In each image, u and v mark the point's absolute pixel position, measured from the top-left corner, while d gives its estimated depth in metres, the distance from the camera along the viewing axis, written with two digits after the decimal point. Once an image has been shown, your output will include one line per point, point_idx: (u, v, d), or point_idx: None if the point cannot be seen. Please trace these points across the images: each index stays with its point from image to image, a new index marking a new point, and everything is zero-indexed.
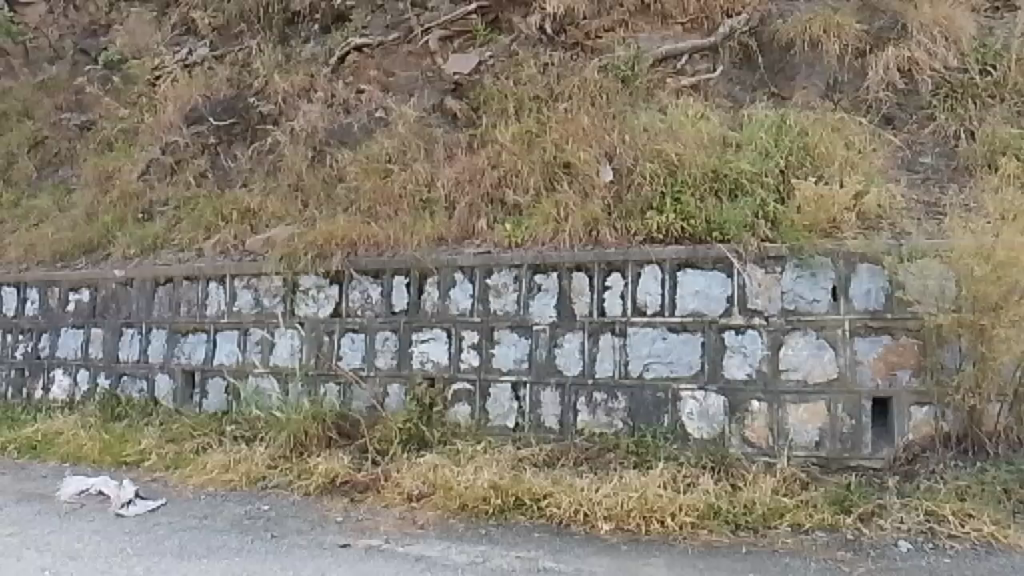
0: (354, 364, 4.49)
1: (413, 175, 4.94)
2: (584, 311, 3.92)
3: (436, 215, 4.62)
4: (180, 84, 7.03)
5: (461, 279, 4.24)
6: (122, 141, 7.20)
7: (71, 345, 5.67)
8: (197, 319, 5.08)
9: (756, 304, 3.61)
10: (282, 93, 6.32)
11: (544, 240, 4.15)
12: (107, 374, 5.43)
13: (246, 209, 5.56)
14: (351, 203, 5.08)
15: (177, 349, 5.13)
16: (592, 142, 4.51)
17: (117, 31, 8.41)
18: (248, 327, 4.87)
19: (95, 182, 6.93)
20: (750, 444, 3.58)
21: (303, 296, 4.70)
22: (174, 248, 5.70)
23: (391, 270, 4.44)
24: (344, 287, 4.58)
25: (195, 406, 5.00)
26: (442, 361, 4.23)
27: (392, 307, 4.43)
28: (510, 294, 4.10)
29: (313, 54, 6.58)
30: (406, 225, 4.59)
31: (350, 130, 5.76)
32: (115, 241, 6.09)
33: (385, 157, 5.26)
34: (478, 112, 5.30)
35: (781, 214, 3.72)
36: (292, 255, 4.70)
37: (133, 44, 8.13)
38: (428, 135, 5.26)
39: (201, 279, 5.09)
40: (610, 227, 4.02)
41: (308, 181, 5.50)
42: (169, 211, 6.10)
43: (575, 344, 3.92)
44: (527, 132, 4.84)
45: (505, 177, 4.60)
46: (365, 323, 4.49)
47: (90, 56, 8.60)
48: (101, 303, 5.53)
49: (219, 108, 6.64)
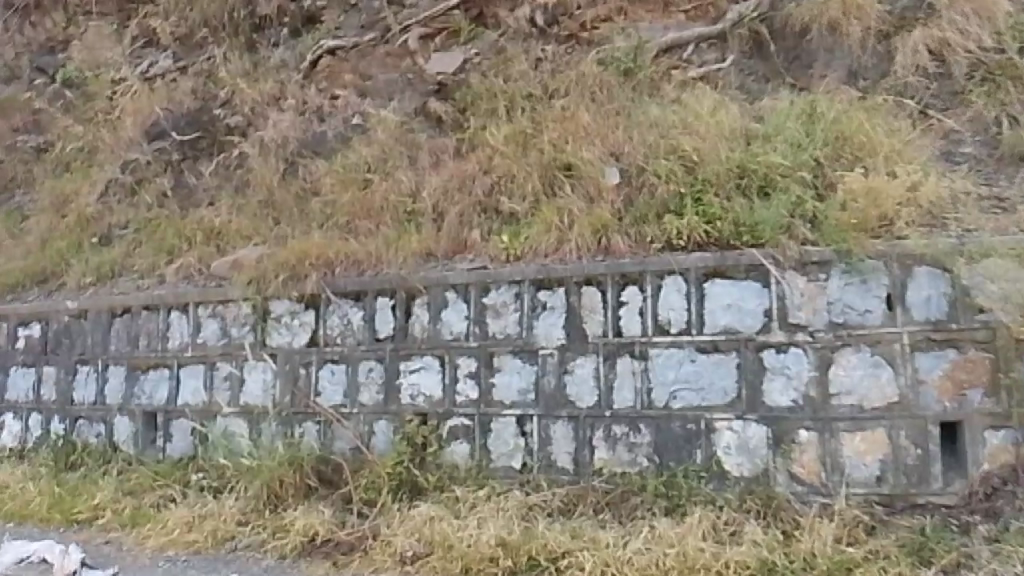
0: (334, 400, 3.94)
1: (397, 185, 4.44)
2: (597, 331, 3.40)
3: (422, 228, 4.10)
4: (141, 98, 6.52)
5: (454, 298, 3.72)
6: (79, 160, 6.66)
7: (21, 386, 5.06)
8: (158, 354, 4.52)
9: (798, 317, 3.11)
10: (251, 103, 5.84)
11: (546, 251, 3.64)
12: (61, 419, 4.83)
13: (213, 229, 5.02)
14: (327, 218, 4.57)
15: (137, 388, 4.57)
16: (596, 142, 4.02)
17: (76, 45, 7.89)
18: (215, 361, 4.32)
19: (50, 207, 6.38)
20: (799, 481, 3.06)
21: (275, 324, 4.16)
22: (134, 275, 5.15)
23: (373, 292, 3.92)
24: (321, 312, 4.05)
25: (158, 452, 4.43)
26: (435, 394, 3.70)
27: (375, 334, 3.90)
28: (510, 315, 3.58)
29: (283, 59, 6.08)
30: (388, 239, 4.07)
31: (325, 139, 5.24)
32: (69, 269, 5.52)
33: (363, 167, 4.74)
34: (464, 114, 4.80)
35: (821, 212, 3.22)
36: (262, 278, 4.18)
37: (91, 59, 7.58)
38: (411, 141, 4.76)
39: (162, 308, 4.54)
40: (622, 233, 3.51)
41: (279, 196, 4.97)
42: (130, 235, 5.55)
43: (588, 369, 3.40)
44: (520, 134, 4.34)
45: (499, 183, 4.10)
46: (346, 353, 3.95)
47: (47, 74, 8.03)
48: (53, 338, 4.95)
49: (182, 122, 6.15)
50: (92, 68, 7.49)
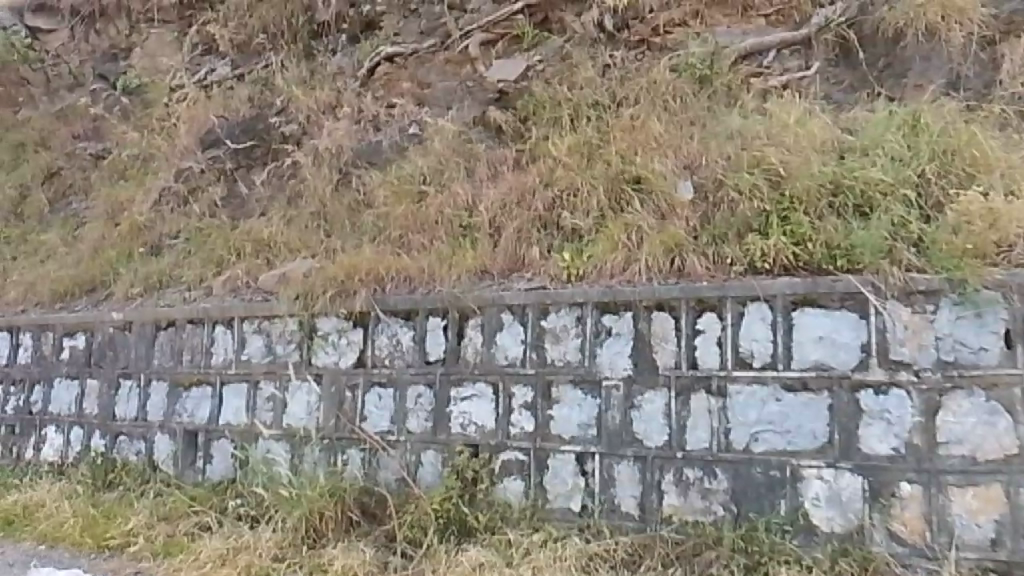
0: (380, 426, 3.68)
1: (452, 198, 4.18)
2: (669, 362, 3.07)
3: (479, 244, 3.84)
4: (198, 105, 6.42)
5: (510, 321, 3.43)
6: (135, 168, 6.59)
7: (64, 399, 4.92)
8: (201, 370, 4.34)
9: (901, 354, 2.74)
10: (306, 111, 5.67)
11: (612, 272, 3.33)
12: (103, 434, 4.68)
13: (262, 241, 4.83)
14: (379, 232, 4.33)
15: (179, 405, 4.39)
16: (668, 156, 3.72)
17: (138, 53, 7.88)
18: (258, 380, 4.11)
19: (105, 215, 6.31)
20: (900, 541, 2.68)
21: (321, 342, 3.93)
22: (181, 286, 4.99)
23: (424, 311, 3.66)
24: (369, 331, 3.79)
25: (197, 473, 4.23)
26: (488, 425, 3.40)
27: (426, 356, 3.62)
28: (571, 340, 3.27)
29: (340, 67, 5.91)
30: (443, 256, 3.81)
31: (379, 148, 5.02)
32: (117, 279, 5.40)
33: (418, 178, 4.50)
34: (526, 123, 4.52)
35: (928, 234, 2.86)
36: (309, 293, 3.95)
37: (152, 67, 7.55)
38: (469, 151, 4.51)
39: (207, 322, 4.36)
40: (698, 254, 3.19)
41: (331, 208, 4.76)
42: (179, 245, 5.41)
43: (658, 405, 3.07)
44: (586, 145, 4.05)
45: (561, 197, 3.80)
46: (393, 376, 3.69)
47: (110, 82, 8.05)
48: (97, 350, 4.81)
49: (237, 130, 6.01)
50: (152, 76, 7.45)
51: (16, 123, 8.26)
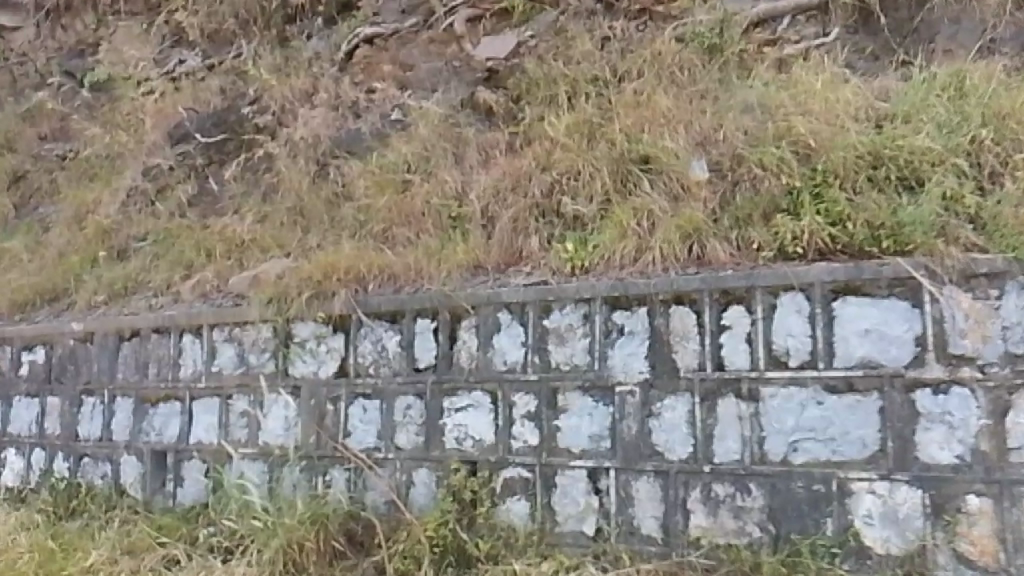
0: (365, 443, 3.30)
1: (440, 186, 3.80)
2: (691, 364, 2.69)
3: (471, 237, 3.47)
4: (167, 99, 6.02)
5: (508, 321, 3.04)
6: (102, 167, 6.18)
7: (24, 419, 4.50)
8: (169, 384, 3.94)
9: (961, 348, 2.36)
10: (281, 100, 5.28)
11: (622, 262, 2.96)
12: (65, 456, 4.27)
13: (233, 240, 4.43)
14: (360, 226, 3.93)
15: (146, 423, 3.99)
16: (678, 132, 3.35)
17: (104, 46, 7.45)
18: (231, 394, 3.72)
19: (70, 219, 5.89)
20: (968, 564, 2.30)
21: (298, 350, 3.54)
22: (148, 292, 4.59)
23: (411, 312, 3.26)
24: (351, 336, 3.40)
25: (167, 498, 3.84)
26: (486, 438, 3.02)
27: (414, 363, 3.23)
28: (578, 341, 2.88)
29: (316, 52, 5.51)
30: (430, 250, 3.43)
31: (360, 136, 4.62)
32: (81, 286, 4.99)
33: (402, 166, 4.10)
34: (519, 103, 4.15)
35: (987, 210, 2.52)
36: (283, 296, 3.56)
37: (119, 61, 7.13)
38: (457, 136, 4.12)
39: (174, 330, 3.96)
40: (721, 239, 2.83)
41: (309, 202, 4.37)
42: (147, 248, 5.00)
43: (681, 413, 2.69)
44: (586, 123, 3.67)
45: (559, 181, 3.42)
46: (379, 387, 3.30)
47: (78, 80, 7.63)
48: (57, 364, 4.40)
49: (209, 123, 5.62)
50: (120, 70, 7.03)
51: None
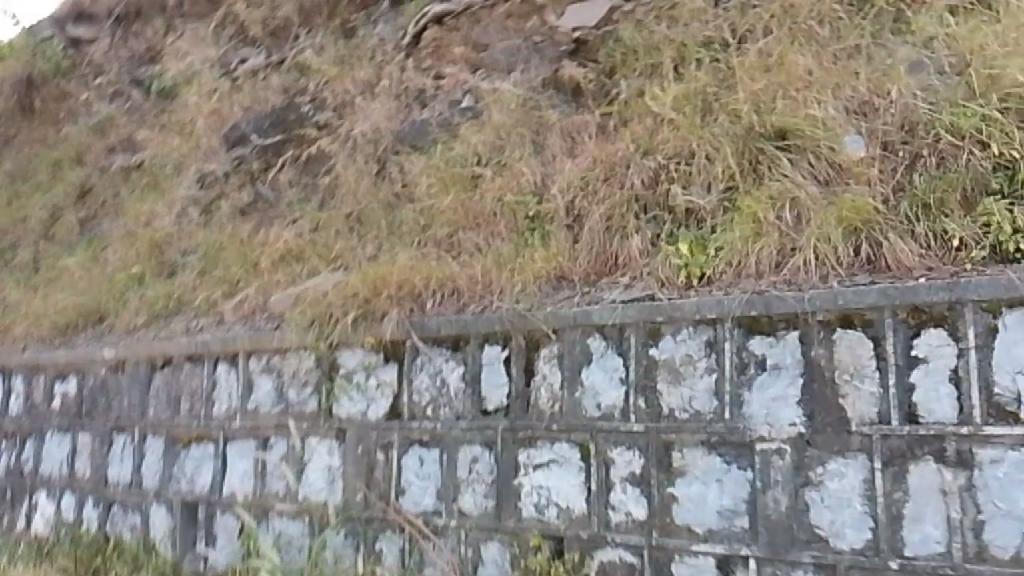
0: (422, 505, 2.60)
1: (514, 181, 3.10)
2: (867, 414, 1.89)
3: (553, 241, 2.77)
4: (225, 101, 5.52)
5: (601, 350, 2.30)
6: (161, 177, 5.72)
7: (55, 457, 3.97)
8: (201, 423, 3.34)
9: None
10: (343, 96, 4.68)
11: (760, 270, 2.23)
12: (95, 503, 3.72)
13: (280, 250, 3.79)
14: (422, 230, 3.26)
15: (177, 468, 3.40)
16: (824, 96, 2.59)
17: (169, 50, 7.06)
18: (268, 439, 3.10)
19: (126, 234, 5.46)
20: None
21: (343, 384, 2.87)
22: (190, 313, 4.01)
23: (476, 338, 2.55)
24: (404, 369, 2.71)
25: (199, 560, 3.25)
26: (575, 507, 2.28)
27: (481, 405, 2.51)
28: (700, 378, 2.12)
29: (381, 40, 4.90)
30: (502, 259, 2.76)
31: (425, 128, 3.93)
32: (123, 305, 4.46)
33: (471, 158, 3.39)
34: (614, 79, 3.43)
35: None
36: (325, 320, 2.90)
37: (182, 64, 6.70)
38: (536, 120, 3.40)
39: (207, 359, 3.37)
40: (899, 235, 2.09)
41: (366, 206, 3.70)
42: (195, 262, 4.46)
43: (853, 483, 1.89)
44: (700, 96, 2.95)
45: (665, 168, 2.75)
46: (438, 434, 2.59)
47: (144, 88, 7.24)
48: (89, 397, 3.86)
49: (266, 123, 5.06)
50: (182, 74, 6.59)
51: (52, 141, 7.59)
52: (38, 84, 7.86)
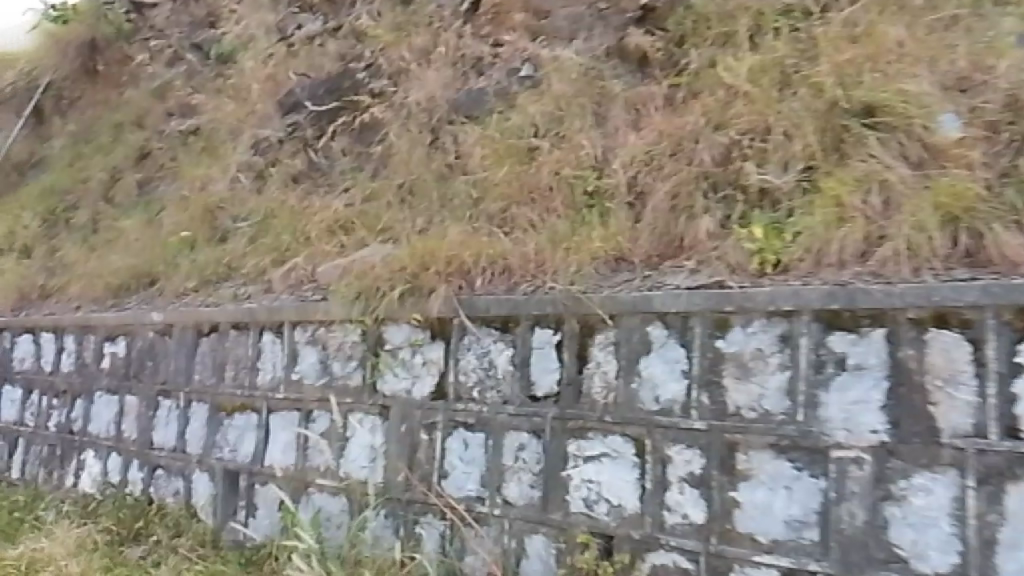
0: (465, 490, 2.48)
1: (573, 154, 2.93)
2: (961, 426, 1.72)
3: (613, 219, 2.61)
4: (281, 65, 5.41)
5: (663, 338, 2.14)
6: (216, 141, 5.66)
7: (103, 418, 3.97)
8: (245, 391, 3.27)
9: None
10: (399, 63, 4.53)
11: (843, 259, 2.06)
12: (140, 466, 3.71)
13: (329, 219, 3.67)
14: (475, 203, 3.11)
15: (220, 436, 3.34)
16: (918, 70, 2.43)
17: (227, 12, 6.98)
18: (311, 412, 3.01)
19: (181, 199, 5.42)
20: None
21: (389, 360, 2.75)
22: (238, 280, 3.94)
23: (527, 318, 2.40)
24: (452, 347, 2.59)
25: (238, 531, 3.20)
26: (627, 505, 2.15)
27: (530, 391, 2.37)
28: (772, 376, 1.97)
29: (439, 4, 4.72)
30: (558, 238, 2.61)
31: (481, 97, 3.75)
32: (174, 270, 4.42)
33: (528, 129, 3.22)
34: (682, 48, 3.21)
35: None
36: (371, 292, 2.78)
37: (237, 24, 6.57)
38: (599, 90, 3.21)
39: (253, 327, 3.28)
40: (1004, 224, 1.92)
41: (419, 177, 3.57)
42: (246, 229, 4.39)
43: (940, 500, 1.73)
44: (778, 67, 2.73)
45: (738, 144, 2.57)
46: (484, 417, 2.46)
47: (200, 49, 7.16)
48: (137, 360, 3.83)
49: (321, 90, 4.93)
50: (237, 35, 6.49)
51: (112, 102, 7.61)
52: (101, 46, 7.85)
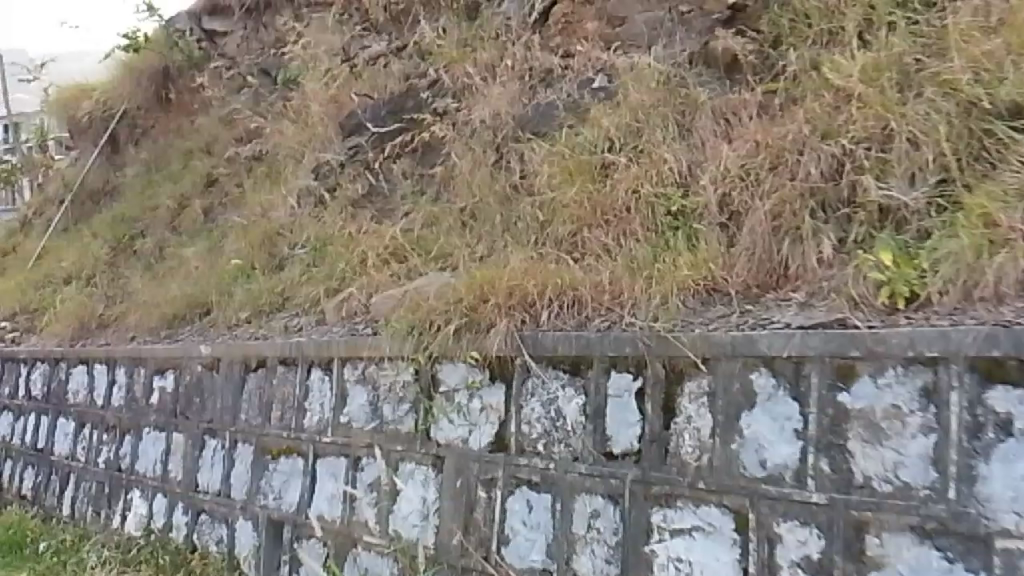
0: (529, 561, 2.12)
1: (654, 169, 2.57)
2: None
3: (703, 245, 2.26)
4: (341, 84, 5.16)
5: (769, 389, 1.75)
6: (279, 166, 5.48)
7: (150, 456, 3.76)
8: (292, 434, 2.97)
9: None
10: (465, 81, 4.24)
11: (1001, 293, 1.65)
12: (185, 509, 3.47)
13: (386, 246, 3.37)
14: (543, 226, 2.77)
15: (264, 482, 3.06)
16: None
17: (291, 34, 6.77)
18: (359, 459, 2.69)
19: (242, 225, 5.24)
20: None
21: (445, 404, 2.41)
22: (291, 311, 3.68)
23: (602, 359, 2.03)
24: (514, 391, 2.23)
25: None
26: None
27: (605, 447, 2.00)
28: (912, 440, 1.56)
29: (507, 17, 4.41)
30: (638, 265, 2.26)
31: (551, 112, 3.41)
32: (228, 299, 4.20)
33: (601, 143, 2.87)
34: (779, 50, 2.83)
35: None
36: (424, 325, 2.44)
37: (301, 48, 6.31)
38: (683, 99, 2.85)
39: (301, 364, 2.97)
40: None
41: (483, 199, 3.25)
42: (302, 257, 4.14)
43: None
44: (896, 66, 2.33)
45: (851, 154, 2.20)
46: (551, 475, 2.10)
47: (264, 72, 6.90)
48: (184, 396, 3.60)
49: (383, 111, 4.61)
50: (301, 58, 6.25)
51: (183, 129, 7.57)
52: (174, 75, 7.83)
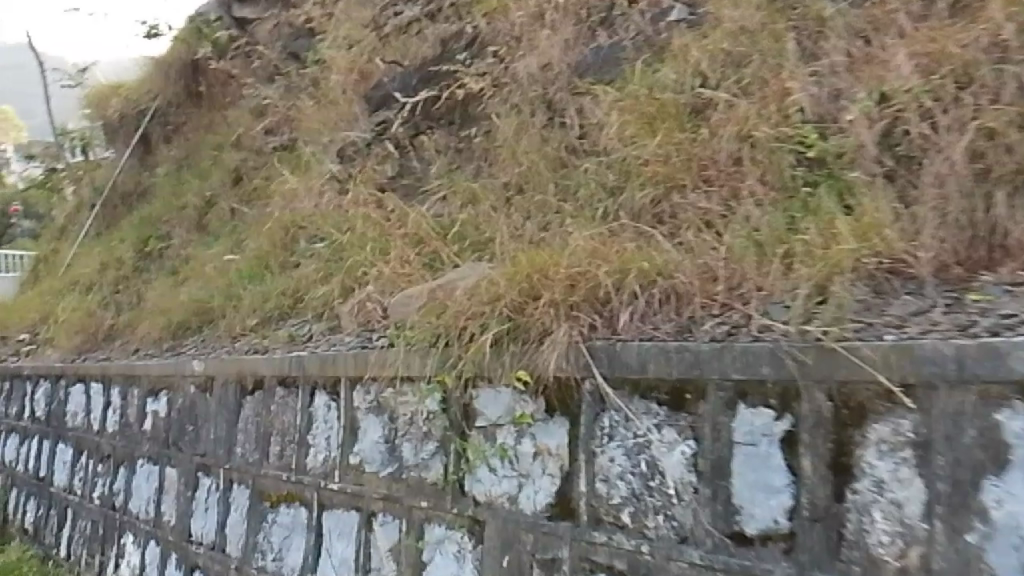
0: None
1: (773, 110, 1.85)
2: None
3: (862, 205, 1.52)
4: (365, 50, 4.46)
5: None
6: (303, 151, 4.83)
7: (143, 494, 3.15)
8: (293, 477, 2.30)
9: None
10: (511, 34, 3.51)
11: None
12: (178, 563, 2.84)
13: (412, 232, 2.66)
14: (613, 194, 2.04)
15: (263, 537, 2.40)
16: None
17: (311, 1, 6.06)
18: (374, 516, 2.00)
19: (262, 220, 4.61)
20: None
21: (483, 445, 1.70)
22: (303, 318, 3.01)
23: (723, 385, 1.29)
24: (582, 429, 1.51)
25: None
26: None
27: (731, 524, 1.27)
28: None
29: None
30: (765, 241, 1.54)
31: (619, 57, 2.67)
32: (236, 305, 3.55)
33: (690, 81, 2.13)
34: None
35: None
36: (450, 333, 1.71)
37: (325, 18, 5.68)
38: (802, 15, 2.08)
39: (303, 385, 2.28)
40: None
41: (531, 167, 2.52)
42: (322, 251, 3.48)
43: None
44: None
45: None
46: (642, 561, 1.37)
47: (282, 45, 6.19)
48: (177, 423, 2.96)
49: (416, 77, 3.92)
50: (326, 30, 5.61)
51: (209, 120, 7.00)
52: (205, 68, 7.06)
